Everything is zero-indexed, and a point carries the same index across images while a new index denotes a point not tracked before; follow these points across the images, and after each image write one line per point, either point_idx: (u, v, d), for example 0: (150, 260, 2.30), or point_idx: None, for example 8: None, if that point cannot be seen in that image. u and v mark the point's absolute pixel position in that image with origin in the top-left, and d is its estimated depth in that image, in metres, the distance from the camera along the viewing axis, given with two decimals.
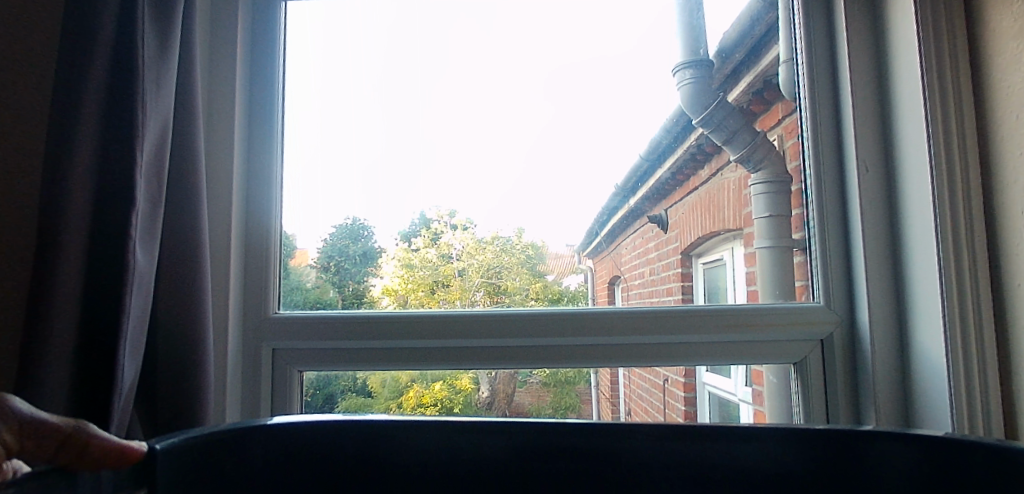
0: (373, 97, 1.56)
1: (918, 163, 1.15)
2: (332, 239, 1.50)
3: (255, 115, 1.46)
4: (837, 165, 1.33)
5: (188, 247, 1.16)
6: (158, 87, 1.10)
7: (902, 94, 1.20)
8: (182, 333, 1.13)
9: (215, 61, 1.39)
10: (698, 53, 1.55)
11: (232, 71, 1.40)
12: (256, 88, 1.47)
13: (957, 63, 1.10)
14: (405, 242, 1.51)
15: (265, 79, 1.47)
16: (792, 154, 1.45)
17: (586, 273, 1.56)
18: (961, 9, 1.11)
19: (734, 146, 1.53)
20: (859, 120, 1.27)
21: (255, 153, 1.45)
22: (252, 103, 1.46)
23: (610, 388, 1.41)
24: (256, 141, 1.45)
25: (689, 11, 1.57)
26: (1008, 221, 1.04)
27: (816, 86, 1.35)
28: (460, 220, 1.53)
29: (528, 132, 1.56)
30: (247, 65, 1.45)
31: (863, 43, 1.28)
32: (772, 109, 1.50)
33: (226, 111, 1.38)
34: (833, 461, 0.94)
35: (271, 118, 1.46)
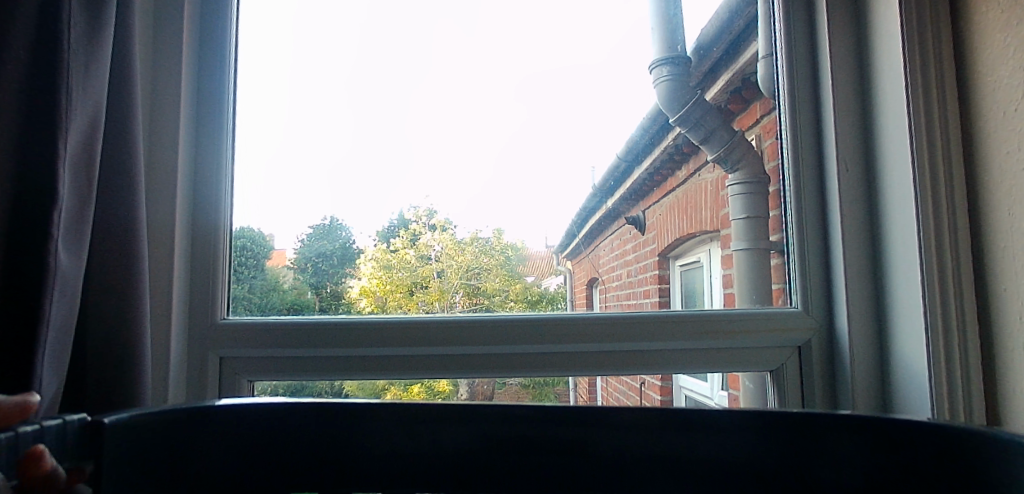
0: (337, 91, 1.46)
1: (899, 164, 1.10)
2: (308, 240, 1.40)
3: (203, 107, 1.33)
4: (816, 168, 1.27)
5: (123, 248, 1.05)
6: (89, 73, 0.98)
7: (885, 92, 1.15)
8: (114, 341, 1.02)
9: (160, 45, 1.26)
10: (675, 49, 1.49)
11: (179, 59, 1.27)
12: (205, 78, 1.34)
13: (942, 61, 1.06)
14: (383, 242, 1.42)
15: (216, 66, 1.34)
16: (770, 154, 1.39)
17: (566, 275, 1.47)
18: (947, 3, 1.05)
19: (710, 146, 1.48)
20: (839, 119, 1.22)
21: (205, 148, 1.32)
22: (201, 94, 1.33)
23: (588, 389, 1.33)
24: (206, 136, 1.33)
25: (666, 4, 1.51)
26: (995, 227, 0.97)
27: (795, 85, 1.29)
28: (439, 220, 1.45)
29: (500, 129, 1.48)
30: (193, 52, 1.31)
31: (843, 40, 1.23)
32: (750, 108, 1.44)
33: (173, 100, 1.26)
34: (799, 439, 0.88)
35: (221, 111, 1.33)
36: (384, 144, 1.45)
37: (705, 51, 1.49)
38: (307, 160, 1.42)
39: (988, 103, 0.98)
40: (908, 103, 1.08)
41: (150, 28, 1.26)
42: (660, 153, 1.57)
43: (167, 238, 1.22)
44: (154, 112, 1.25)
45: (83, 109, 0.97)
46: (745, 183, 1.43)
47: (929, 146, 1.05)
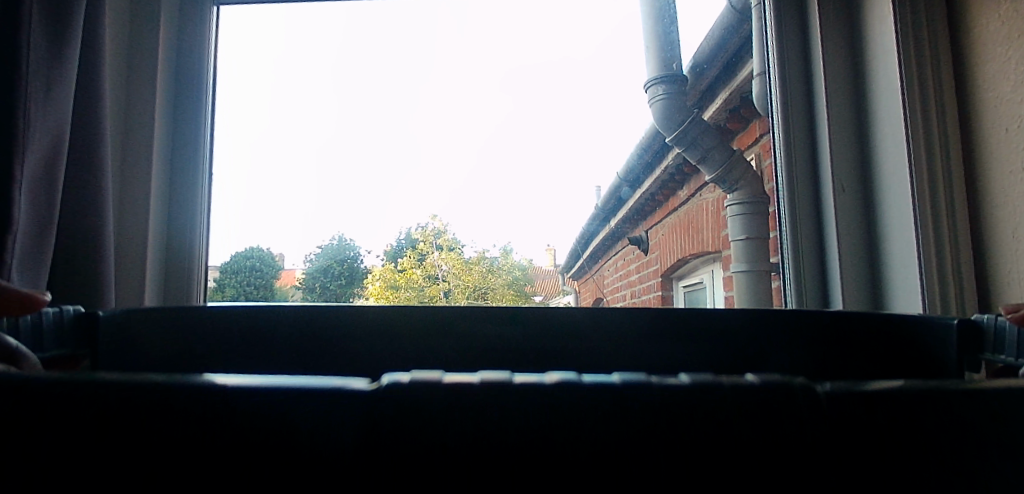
0: (325, 78, 1.11)
1: (897, 183, 0.85)
2: (317, 261, 1.09)
3: (180, 123, 0.96)
4: (812, 193, 0.96)
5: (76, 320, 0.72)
6: (52, 93, 0.68)
7: (879, 91, 0.88)
8: None
9: (137, 44, 0.91)
10: (672, 68, 1.13)
11: (157, 65, 0.92)
12: (180, 86, 0.96)
13: (938, 62, 0.81)
14: (392, 262, 1.20)
15: (194, 70, 0.96)
16: (769, 174, 1.07)
17: (572, 293, 1.81)
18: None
19: (708, 167, 1.17)
20: (833, 121, 0.93)
21: (181, 178, 0.95)
22: (176, 109, 0.96)
23: None
24: (180, 161, 0.95)
25: (659, 19, 1.12)
26: (988, 259, 0.76)
27: (785, 79, 0.97)
28: (445, 239, 1.31)
29: (483, 119, 1.21)
30: (170, 51, 0.95)
31: (836, 22, 0.93)
32: (749, 128, 1.19)
33: (147, 112, 0.91)
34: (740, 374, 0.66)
35: (200, 130, 0.96)
36: (359, 170, 1.14)
37: (700, 69, 1.24)
38: (290, 195, 1.07)
39: (983, 116, 0.76)
40: (902, 106, 0.83)
41: (126, 18, 0.91)
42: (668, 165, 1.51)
43: (139, 276, 0.88)
44: (127, 123, 0.90)
45: (45, 128, 0.67)
46: (744, 210, 1.11)
47: (927, 163, 0.81)
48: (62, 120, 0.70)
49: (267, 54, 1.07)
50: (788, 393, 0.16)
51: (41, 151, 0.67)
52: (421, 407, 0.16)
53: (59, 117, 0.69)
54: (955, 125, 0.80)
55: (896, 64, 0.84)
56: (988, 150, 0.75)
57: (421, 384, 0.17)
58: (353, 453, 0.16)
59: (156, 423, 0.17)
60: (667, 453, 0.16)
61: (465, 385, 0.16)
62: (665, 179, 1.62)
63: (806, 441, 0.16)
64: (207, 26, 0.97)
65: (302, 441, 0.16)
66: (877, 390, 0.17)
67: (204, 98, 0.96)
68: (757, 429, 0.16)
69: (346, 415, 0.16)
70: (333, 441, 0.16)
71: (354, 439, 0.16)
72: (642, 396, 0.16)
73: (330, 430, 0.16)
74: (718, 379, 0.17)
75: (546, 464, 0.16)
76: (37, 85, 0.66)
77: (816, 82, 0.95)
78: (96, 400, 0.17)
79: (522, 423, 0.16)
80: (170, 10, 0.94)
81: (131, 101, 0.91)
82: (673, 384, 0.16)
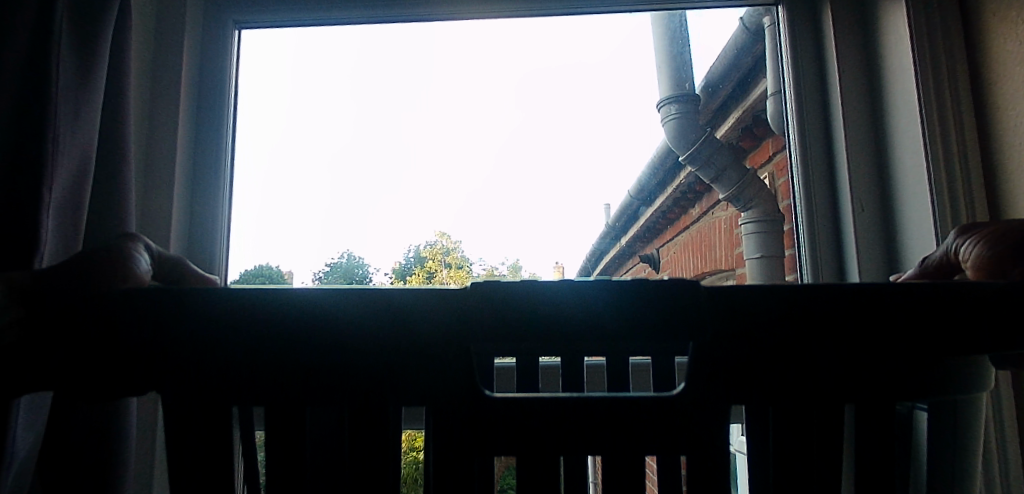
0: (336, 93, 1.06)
1: (918, 203, 0.83)
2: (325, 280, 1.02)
3: (198, 149, 0.97)
4: (831, 212, 0.93)
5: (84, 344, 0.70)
6: (74, 116, 0.66)
7: (897, 114, 0.87)
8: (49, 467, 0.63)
9: (160, 76, 0.92)
10: (684, 87, 1.09)
11: (179, 100, 0.93)
12: (200, 123, 0.98)
13: (957, 84, 0.81)
14: (400, 282, 1.04)
15: (213, 107, 0.98)
16: (783, 192, 1.02)
17: None
18: (958, 23, 0.82)
19: (722, 186, 1.12)
20: (851, 140, 0.90)
21: (201, 213, 0.95)
22: (195, 145, 0.97)
23: None
24: (201, 196, 0.96)
25: (671, 40, 1.07)
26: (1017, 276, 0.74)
27: (801, 97, 0.95)
28: (456, 257, 1.06)
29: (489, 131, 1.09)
30: (191, 85, 0.96)
31: (851, 44, 0.92)
32: (763, 145, 1.10)
33: (168, 146, 0.91)
34: None
35: (219, 165, 0.97)
36: (368, 180, 1.05)
37: (713, 89, 1.13)
38: (303, 213, 1.02)
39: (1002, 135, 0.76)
40: (920, 129, 0.82)
41: (148, 54, 0.92)
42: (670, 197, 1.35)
43: None
44: (150, 157, 0.90)
45: (72, 145, 0.65)
46: (760, 228, 1.05)
47: (949, 192, 0.79)
48: (89, 143, 0.67)
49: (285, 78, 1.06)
50: (822, 292, 0.29)
51: (70, 175, 0.65)
52: (567, 301, 0.27)
53: (88, 133, 0.67)
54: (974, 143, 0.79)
55: (914, 86, 0.83)
56: (1010, 183, 0.75)
57: (521, 283, 0.28)
58: (469, 328, 0.29)
59: (288, 313, 0.29)
60: (751, 323, 0.29)
61: (586, 286, 0.28)
62: (678, 196, 1.55)
63: (843, 313, 0.29)
64: (228, 65, 1.00)
65: (419, 326, 0.29)
66: (902, 290, 0.29)
67: (224, 135, 0.98)
68: (816, 312, 0.29)
69: (452, 314, 0.29)
70: (451, 329, 0.29)
71: (460, 328, 0.29)
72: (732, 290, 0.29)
73: (449, 326, 0.29)
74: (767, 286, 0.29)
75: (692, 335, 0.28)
76: (65, 113, 0.64)
77: (835, 101, 0.93)
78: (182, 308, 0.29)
79: (684, 310, 0.28)
80: (192, 45, 0.96)
81: (155, 123, 0.91)
82: (692, 278, 0.28)
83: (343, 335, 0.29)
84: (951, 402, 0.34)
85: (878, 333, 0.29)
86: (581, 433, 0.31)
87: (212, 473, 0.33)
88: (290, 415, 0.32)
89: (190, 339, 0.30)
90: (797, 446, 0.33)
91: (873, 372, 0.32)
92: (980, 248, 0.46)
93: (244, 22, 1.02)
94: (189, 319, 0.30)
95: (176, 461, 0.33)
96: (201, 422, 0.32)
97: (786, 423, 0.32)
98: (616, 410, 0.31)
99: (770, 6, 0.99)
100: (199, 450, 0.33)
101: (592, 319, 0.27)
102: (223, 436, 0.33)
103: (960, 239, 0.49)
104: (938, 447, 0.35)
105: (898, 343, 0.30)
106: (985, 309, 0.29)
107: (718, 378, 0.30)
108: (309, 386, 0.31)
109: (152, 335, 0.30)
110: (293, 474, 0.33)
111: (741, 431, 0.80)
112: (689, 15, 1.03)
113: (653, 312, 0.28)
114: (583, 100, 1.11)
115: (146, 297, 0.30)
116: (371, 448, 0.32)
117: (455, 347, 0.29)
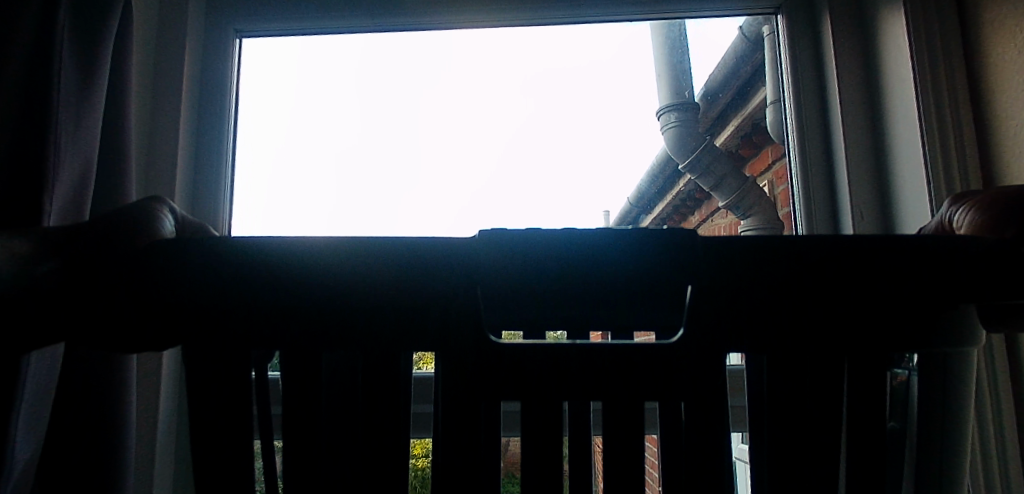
0: (345, 93, 1.06)
1: (917, 208, 0.80)
2: None
3: (201, 149, 0.95)
4: (830, 216, 0.90)
5: None
6: (85, 106, 0.62)
7: (894, 120, 0.84)
8: None
9: (161, 79, 0.90)
10: (684, 95, 1.07)
11: (180, 112, 0.90)
12: (202, 132, 0.95)
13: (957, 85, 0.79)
14: None
15: (215, 120, 0.96)
16: (783, 200, 0.99)
17: None
18: (957, 25, 0.80)
19: (721, 194, 1.10)
20: (850, 145, 0.88)
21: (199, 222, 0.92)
22: (196, 156, 0.95)
23: None
24: (201, 204, 0.93)
25: (671, 48, 1.05)
26: None
27: (800, 103, 0.93)
28: None
29: (499, 130, 1.08)
30: (193, 95, 0.94)
31: (851, 48, 0.90)
32: (761, 154, 1.09)
33: (171, 155, 0.88)
34: None
35: (219, 175, 0.94)
36: (371, 186, 1.04)
37: (712, 98, 1.10)
38: (305, 215, 1.01)
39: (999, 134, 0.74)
40: (918, 131, 0.80)
41: (151, 63, 0.90)
42: (664, 208, 1.27)
43: None
44: (150, 166, 0.87)
45: (75, 150, 0.60)
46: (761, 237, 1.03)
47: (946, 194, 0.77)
48: (90, 146, 0.62)
49: (287, 83, 1.05)
50: (816, 245, 0.29)
51: (72, 180, 0.60)
52: (565, 248, 0.27)
53: (89, 137, 0.62)
54: (973, 146, 0.77)
55: (911, 89, 0.81)
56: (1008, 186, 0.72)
57: (520, 230, 0.28)
58: (465, 280, 0.29)
59: (288, 262, 0.29)
60: (750, 274, 0.29)
61: (586, 231, 0.27)
62: None
63: (839, 265, 0.29)
64: (229, 77, 0.98)
65: (423, 277, 0.29)
66: (893, 242, 0.29)
67: (223, 153, 0.95)
68: (812, 265, 0.29)
69: (450, 263, 0.29)
70: (449, 277, 0.29)
71: (459, 277, 0.29)
72: (729, 241, 0.29)
73: (445, 277, 0.29)
74: (762, 237, 0.29)
75: (688, 282, 0.28)
76: (68, 112, 0.59)
77: (832, 103, 0.91)
78: (185, 261, 0.29)
79: (685, 257, 0.28)
80: (196, 51, 0.95)
81: (156, 124, 0.89)
82: (693, 228, 0.28)
83: (352, 286, 0.29)
84: (942, 360, 0.33)
85: (876, 285, 0.29)
86: (590, 388, 0.31)
87: (234, 439, 0.32)
88: (304, 371, 0.32)
89: (193, 291, 0.29)
90: (799, 407, 0.32)
91: (879, 333, 0.31)
92: (972, 214, 0.45)
93: (244, 31, 1.01)
94: (196, 273, 0.29)
95: (194, 427, 0.32)
96: (217, 384, 0.32)
97: (787, 388, 0.32)
98: (617, 368, 0.31)
99: (770, 15, 0.99)
100: (216, 414, 0.32)
101: (601, 272, 0.27)
102: (241, 402, 0.32)
103: (954, 208, 0.49)
104: (942, 448, 0.34)
105: (898, 296, 0.29)
106: (981, 264, 0.29)
107: (720, 337, 0.30)
108: (322, 342, 0.31)
109: (164, 290, 0.29)
110: (311, 434, 0.32)
111: (742, 438, 0.79)
112: (689, 24, 1.02)
113: (652, 259, 0.28)
114: (587, 103, 1.08)
115: (150, 251, 0.29)
116: (387, 403, 0.32)
117: (464, 298, 0.29)
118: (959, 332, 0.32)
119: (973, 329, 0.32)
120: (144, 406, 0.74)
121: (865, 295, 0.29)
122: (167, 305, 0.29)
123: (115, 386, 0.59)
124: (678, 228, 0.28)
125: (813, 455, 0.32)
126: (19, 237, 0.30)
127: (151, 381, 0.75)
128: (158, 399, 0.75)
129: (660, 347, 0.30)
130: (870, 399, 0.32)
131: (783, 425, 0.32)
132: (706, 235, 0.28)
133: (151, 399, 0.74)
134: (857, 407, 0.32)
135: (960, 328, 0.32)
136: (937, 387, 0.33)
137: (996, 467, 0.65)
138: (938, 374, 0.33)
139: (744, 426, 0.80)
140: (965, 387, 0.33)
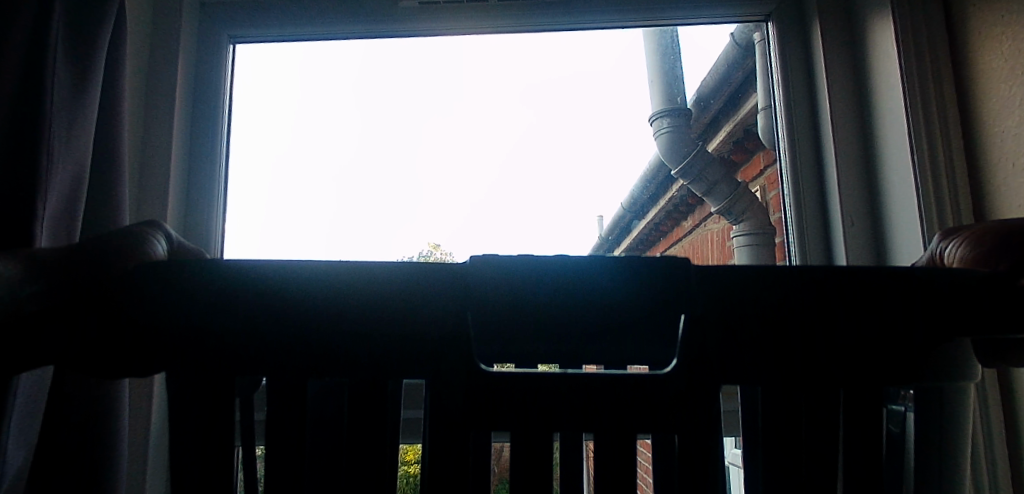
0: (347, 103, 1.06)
1: (904, 215, 0.80)
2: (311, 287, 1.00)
3: (193, 156, 0.94)
4: (820, 224, 0.91)
5: None
6: (73, 116, 0.61)
7: (886, 129, 0.84)
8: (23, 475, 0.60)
9: (155, 87, 0.90)
10: (676, 101, 1.07)
11: (172, 122, 0.89)
12: (194, 142, 0.94)
13: (944, 92, 0.78)
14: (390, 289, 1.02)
15: (207, 133, 0.95)
16: (775, 205, 0.98)
17: None
18: (944, 31, 0.79)
19: (714, 200, 1.08)
20: (841, 153, 0.88)
21: (190, 231, 0.91)
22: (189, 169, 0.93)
23: None
24: (194, 215, 0.92)
25: (664, 57, 1.05)
26: None
27: (791, 113, 0.94)
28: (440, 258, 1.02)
29: (499, 140, 1.09)
30: (185, 106, 0.93)
31: (841, 58, 0.90)
32: (753, 159, 1.08)
33: (163, 166, 0.87)
34: None
35: (212, 185, 0.93)
36: (370, 193, 1.04)
37: (705, 104, 1.13)
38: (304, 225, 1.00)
39: (986, 145, 0.74)
40: (908, 138, 0.79)
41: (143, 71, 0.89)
42: (656, 213, 1.29)
43: None
44: (143, 178, 0.86)
45: (65, 164, 0.60)
46: (752, 242, 1.01)
47: (935, 199, 0.77)
48: (83, 159, 0.62)
49: (280, 92, 1.05)
50: (807, 276, 0.29)
51: (62, 191, 0.60)
52: (560, 277, 0.27)
53: (81, 151, 0.62)
54: (962, 153, 0.77)
55: (900, 94, 0.80)
56: (995, 192, 0.72)
57: (510, 260, 0.28)
58: (452, 306, 0.29)
59: (279, 290, 0.28)
60: (741, 302, 0.29)
61: (579, 259, 0.27)
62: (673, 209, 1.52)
63: (830, 294, 0.29)
64: (222, 85, 0.97)
65: (416, 305, 0.29)
66: (886, 272, 0.29)
67: (217, 167, 0.94)
68: (802, 295, 0.29)
69: (439, 292, 0.29)
70: (438, 306, 0.29)
71: (449, 305, 0.29)
72: (719, 271, 0.29)
73: (437, 307, 0.29)
74: (753, 266, 0.29)
75: (678, 308, 0.28)
76: (59, 125, 0.59)
77: (824, 113, 0.91)
78: (173, 287, 0.29)
79: (680, 287, 0.28)
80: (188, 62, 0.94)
81: (149, 132, 0.88)
82: (686, 256, 0.28)
83: (345, 312, 0.29)
84: (936, 392, 0.33)
85: (864, 316, 0.29)
86: (578, 412, 0.31)
87: (220, 460, 0.32)
88: (294, 394, 0.32)
89: (183, 317, 0.29)
90: (789, 428, 0.32)
91: (869, 359, 0.31)
92: (964, 246, 0.46)
93: (238, 36, 0.99)
94: (186, 296, 0.29)
95: (178, 445, 0.32)
96: (203, 407, 0.32)
97: (774, 413, 0.32)
98: (606, 392, 0.31)
99: (761, 23, 0.98)
100: (198, 435, 0.32)
101: (593, 298, 0.27)
102: (225, 422, 0.32)
103: (944, 241, 0.50)
104: (932, 473, 0.34)
105: (886, 325, 0.29)
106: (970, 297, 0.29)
107: (709, 360, 0.30)
108: (313, 366, 0.31)
109: (149, 314, 0.29)
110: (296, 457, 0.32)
111: (735, 444, 0.80)
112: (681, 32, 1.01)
113: (644, 287, 0.28)
114: (586, 107, 1.09)
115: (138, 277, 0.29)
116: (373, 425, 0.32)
117: (454, 325, 0.29)
118: (953, 365, 0.32)
119: (966, 363, 0.32)
120: (136, 417, 0.74)
121: (855, 324, 0.29)
122: (156, 328, 0.29)
123: (103, 392, 0.58)
124: (674, 256, 0.28)
125: (806, 477, 0.32)
126: (8, 259, 0.29)
127: (143, 388, 0.74)
128: (150, 405, 0.75)
129: (652, 376, 0.31)
130: (861, 423, 0.32)
131: (774, 450, 0.32)
132: (698, 265, 0.28)
133: (143, 405, 0.74)
134: (851, 430, 0.32)
135: (953, 361, 0.32)
136: (933, 417, 0.33)
137: (985, 468, 0.65)
138: (933, 404, 0.33)
139: (736, 431, 0.81)
140: (957, 415, 0.33)
